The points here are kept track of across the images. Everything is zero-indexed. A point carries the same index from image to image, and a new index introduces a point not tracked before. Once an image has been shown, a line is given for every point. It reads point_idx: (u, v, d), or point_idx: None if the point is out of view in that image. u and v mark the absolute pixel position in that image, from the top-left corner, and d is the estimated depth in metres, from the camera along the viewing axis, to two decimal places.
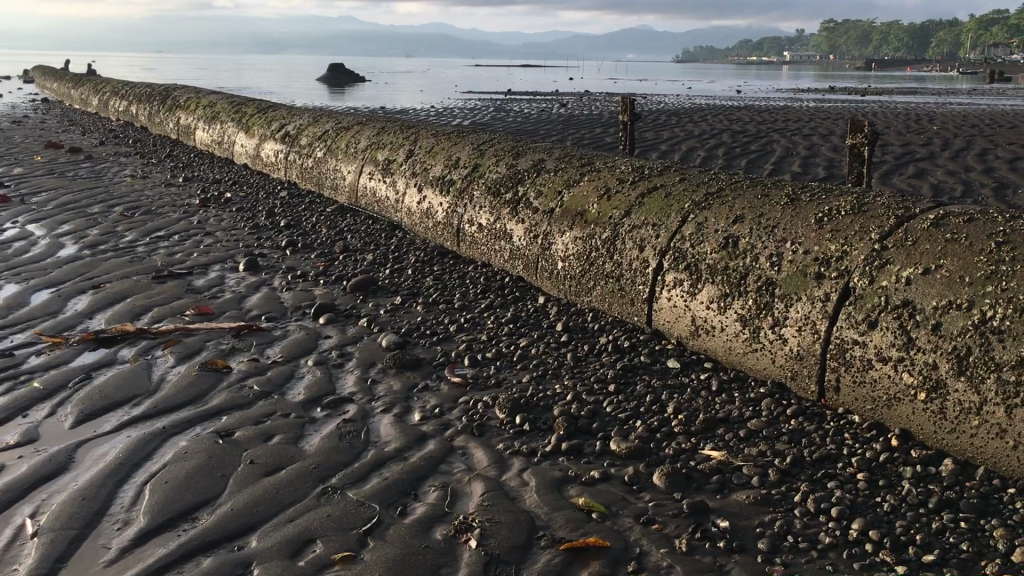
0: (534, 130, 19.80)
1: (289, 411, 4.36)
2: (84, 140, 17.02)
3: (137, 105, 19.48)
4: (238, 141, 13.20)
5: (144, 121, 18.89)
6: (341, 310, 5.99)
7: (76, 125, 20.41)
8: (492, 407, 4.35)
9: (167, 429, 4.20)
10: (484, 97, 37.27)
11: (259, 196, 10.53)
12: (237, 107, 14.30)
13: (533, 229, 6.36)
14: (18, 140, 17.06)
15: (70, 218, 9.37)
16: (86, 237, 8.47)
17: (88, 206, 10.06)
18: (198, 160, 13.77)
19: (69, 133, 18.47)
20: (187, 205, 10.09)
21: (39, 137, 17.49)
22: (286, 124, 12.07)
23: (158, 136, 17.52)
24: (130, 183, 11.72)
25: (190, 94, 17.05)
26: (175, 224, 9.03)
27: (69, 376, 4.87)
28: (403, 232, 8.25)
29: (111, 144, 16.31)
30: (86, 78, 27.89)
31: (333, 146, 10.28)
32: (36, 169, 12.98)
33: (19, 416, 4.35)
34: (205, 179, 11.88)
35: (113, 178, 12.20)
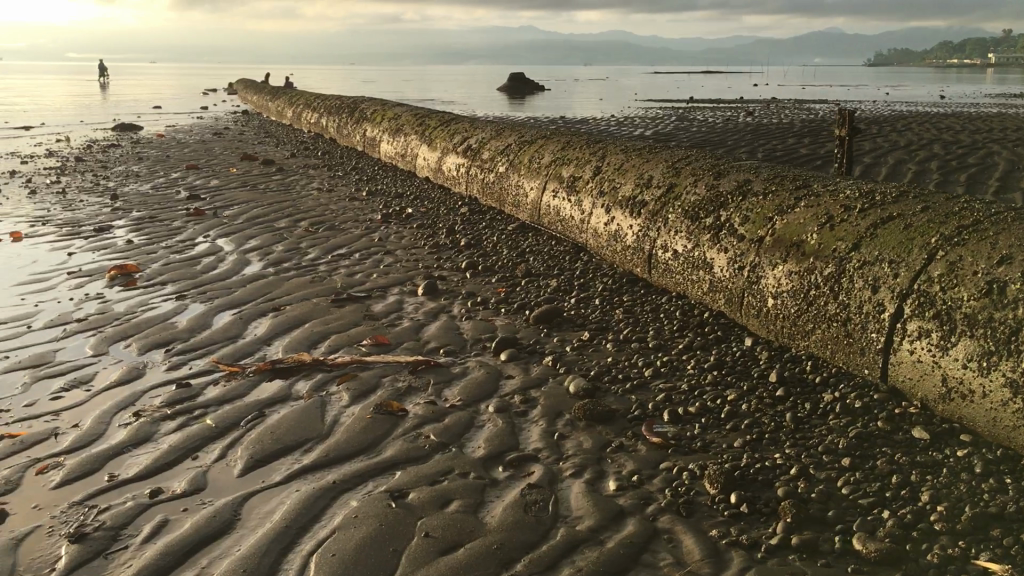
0: (722, 141, 18.85)
1: (469, 471, 3.87)
2: (277, 151, 17.49)
3: (326, 117, 19.93)
4: (421, 154, 13.07)
5: (332, 132, 19.25)
6: (524, 345, 5.49)
7: (270, 136, 21.11)
8: (700, 479, 3.70)
9: (337, 484, 3.79)
10: (666, 104, 36.34)
11: (440, 212, 10.26)
12: (421, 119, 14.20)
13: (738, 259, 5.65)
14: (217, 151, 17.72)
15: (257, 233, 9.37)
16: (270, 253, 8.40)
17: (275, 220, 10.08)
18: (381, 172, 13.75)
19: (263, 144, 19.08)
20: (369, 220, 9.94)
21: (236, 149, 18.12)
22: (468, 137, 11.79)
23: (346, 146, 17.79)
24: (316, 197, 11.76)
25: (376, 106, 17.18)
26: (357, 241, 8.85)
27: (242, 412, 4.58)
28: (588, 255, 7.70)
29: (302, 155, 16.64)
30: (281, 91, 29.03)
31: (515, 161, 9.87)
32: (231, 182, 13.31)
33: (189, 458, 4.06)
34: (387, 193, 11.78)
35: (300, 191, 12.30)
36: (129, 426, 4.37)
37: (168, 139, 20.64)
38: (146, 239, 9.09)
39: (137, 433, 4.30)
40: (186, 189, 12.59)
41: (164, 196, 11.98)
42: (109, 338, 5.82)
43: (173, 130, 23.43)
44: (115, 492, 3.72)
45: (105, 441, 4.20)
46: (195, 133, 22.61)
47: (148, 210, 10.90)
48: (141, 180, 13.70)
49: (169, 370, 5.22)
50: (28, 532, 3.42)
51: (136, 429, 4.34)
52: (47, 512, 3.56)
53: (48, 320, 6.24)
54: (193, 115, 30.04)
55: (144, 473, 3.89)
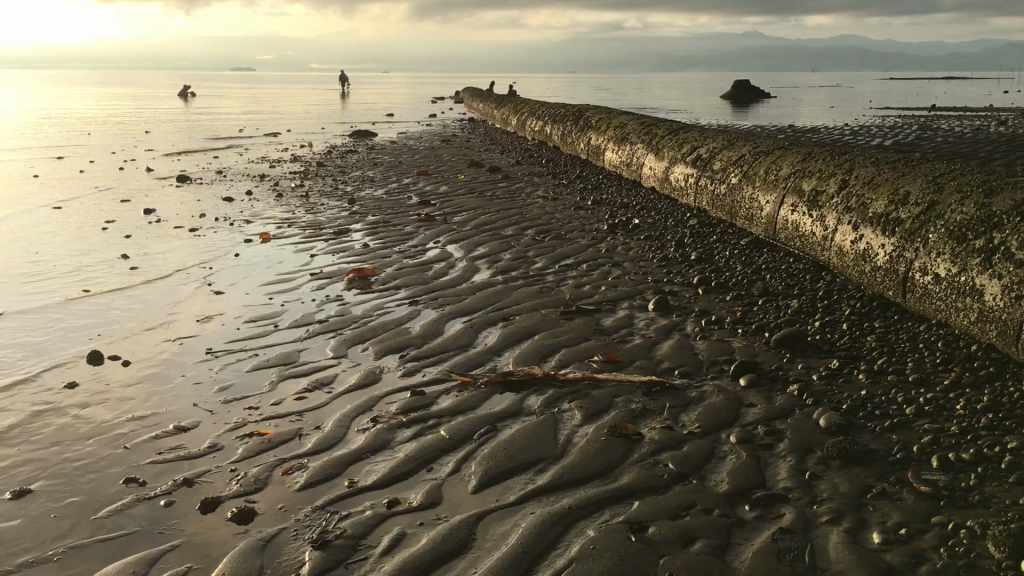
0: (974, 152, 17.34)
1: (713, 507, 3.61)
2: (503, 159, 17.79)
3: (551, 124, 20.09)
4: (648, 163, 12.82)
5: (556, 140, 19.36)
6: (765, 370, 5.14)
7: (496, 144, 21.54)
8: (981, 541, 3.26)
9: (573, 510, 3.64)
10: (905, 112, 34.08)
11: (667, 223, 9.97)
12: (648, 127, 13.96)
13: (1016, 288, 5.02)
14: (446, 157, 18.26)
15: (485, 240, 9.48)
16: (499, 261, 8.44)
17: (502, 227, 10.17)
18: (606, 181, 13.62)
19: (490, 151, 19.48)
20: (596, 230, 9.82)
21: (464, 156, 18.58)
22: (698, 146, 11.43)
23: (569, 154, 17.83)
24: (541, 204, 11.80)
25: (601, 115, 17.10)
26: (584, 251, 8.74)
27: (475, 425, 4.53)
28: (831, 275, 7.19)
29: (526, 163, 16.82)
30: (507, 99, 29.65)
31: (750, 172, 9.43)
32: (459, 188, 13.63)
33: (425, 469, 4.04)
34: (613, 202, 11.63)
35: (526, 198, 12.39)
36: (368, 431, 4.43)
37: (401, 145, 21.53)
38: (381, 244, 9.40)
39: (375, 439, 4.35)
40: (417, 195, 13.00)
41: (397, 201, 12.42)
42: (348, 340, 5.99)
43: (405, 137, 24.46)
44: (355, 499, 3.75)
45: (346, 445, 4.27)
46: (424, 139, 23.47)
47: (383, 215, 11.31)
48: (375, 185, 14.30)
49: (405, 376, 5.29)
50: (275, 534, 3.50)
51: (374, 435, 4.39)
52: (293, 515, 3.63)
53: (293, 320, 6.52)
54: (423, 122, 31.25)
55: (382, 482, 3.90)
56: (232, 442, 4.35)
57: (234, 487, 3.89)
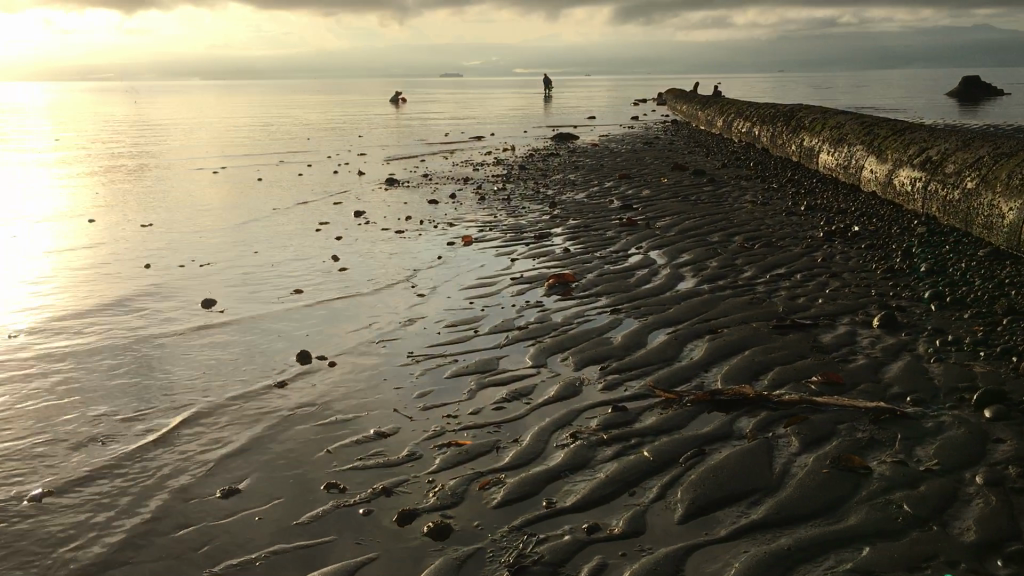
0: None
1: (958, 560, 3.15)
2: (708, 162, 17.22)
3: (760, 126, 19.28)
4: (868, 166, 11.96)
5: (765, 142, 18.56)
6: (1015, 401, 4.53)
7: (701, 146, 20.94)
8: None
9: (793, 551, 3.27)
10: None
11: (892, 231, 9.21)
12: (868, 127, 13.04)
13: None
14: (649, 160, 17.89)
15: (691, 246, 9.10)
16: (705, 269, 8.06)
17: (708, 233, 9.75)
18: (821, 185, 12.84)
19: (695, 154, 18.93)
20: (810, 237, 9.22)
21: (668, 158, 18.15)
22: (928, 147, 10.52)
23: (780, 157, 17.01)
24: (750, 210, 11.25)
25: (816, 115, 16.19)
26: (797, 260, 8.20)
27: (682, 445, 4.22)
28: None
29: (733, 166, 16.18)
30: (714, 100, 28.84)
31: (990, 176, 8.53)
32: (663, 192, 13.26)
33: (627, 492, 3.79)
34: (829, 208, 10.91)
35: (733, 203, 11.86)
36: (568, 447, 4.23)
37: (604, 148, 21.35)
38: (583, 249, 9.23)
39: (575, 457, 4.13)
40: (619, 199, 12.75)
41: (599, 205, 12.23)
42: (548, 349, 5.83)
43: (608, 139, 24.26)
44: (553, 521, 3.55)
45: (544, 462, 4.08)
46: (627, 141, 23.17)
47: (584, 219, 11.14)
48: (577, 188, 14.18)
49: (606, 389, 5.05)
50: (471, 553, 3.36)
51: (574, 452, 4.18)
52: (489, 534, 3.48)
53: (493, 326, 6.44)
54: (627, 125, 30.94)
55: (582, 503, 3.68)
56: (429, 451, 4.27)
57: (431, 499, 3.79)
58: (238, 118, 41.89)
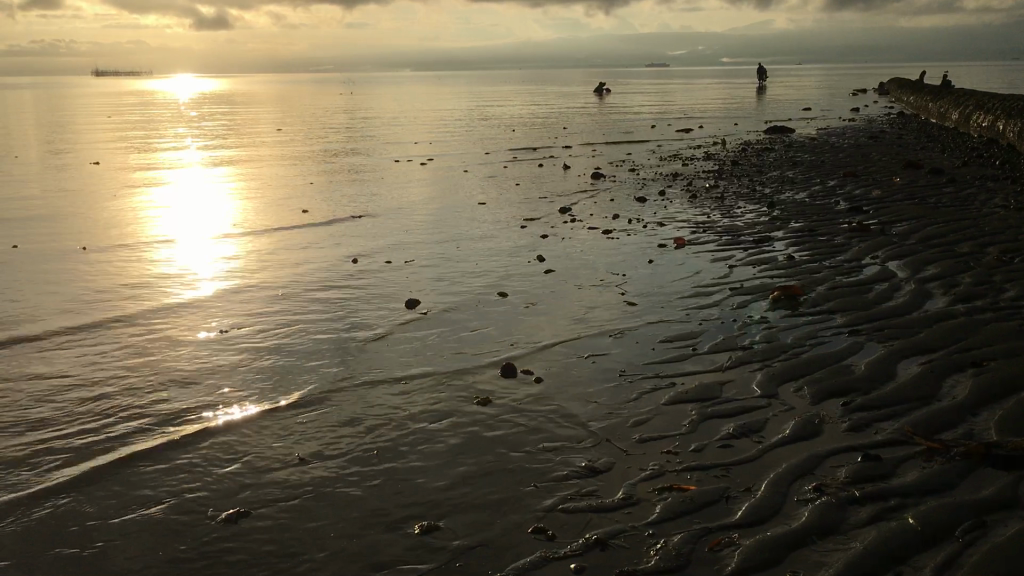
0: None
1: None
2: (945, 159, 15.66)
3: (1006, 119, 17.36)
4: None
5: (1013, 139, 16.69)
6: None
7: (935, 142, 19.15)
8: None
9: None
10: None
11: None
12: None
13: None
14: (876, 157, 16.50)
15: (935, 257, 8.07)
16: (956, 286, 7.07)
17: (954, 243, 8.66)
18: None
19: (928, 151, 17.29)
20: None
21: (898, 155, 16.66)
22: None
23: None
24: (1003, 216, 9.96)
25: None
26: None
27: (957, 513, 3.49)
28: None
29: (976, 165, 14.59)
30: (948, 91, 26.48)
31: None
32: (894, 193, 12.08)
33: (892, 570, 3.13)
34: None
35: (981, 208, 10.58)
36: (813, 505, 3.60)
37: (822, 143, 19.96)
38: (809, 256, 8.41)
39: (822, 517, 3.50)
40: (845, 200, 11.70)
41: (823, 207, 11.25)
42: (779, 376, 5.16)
43: (827, 133, 22.71)
44: None
45: (786, 522, 3.48)
46: (847, 136, 21.61)
47: (808, 222, 10.24)
48: (797, 187, 13.18)
49: (852, 431, 4.34)
50: None
51: (822, 511, 3.54)
52: None
53: (713, 344, 5.83)
54: (846, 118, 29.01)
55: None
56: (648, 496, 3.77)
57: (652, 558, 3.30)
58: (447, 109, 42.99)
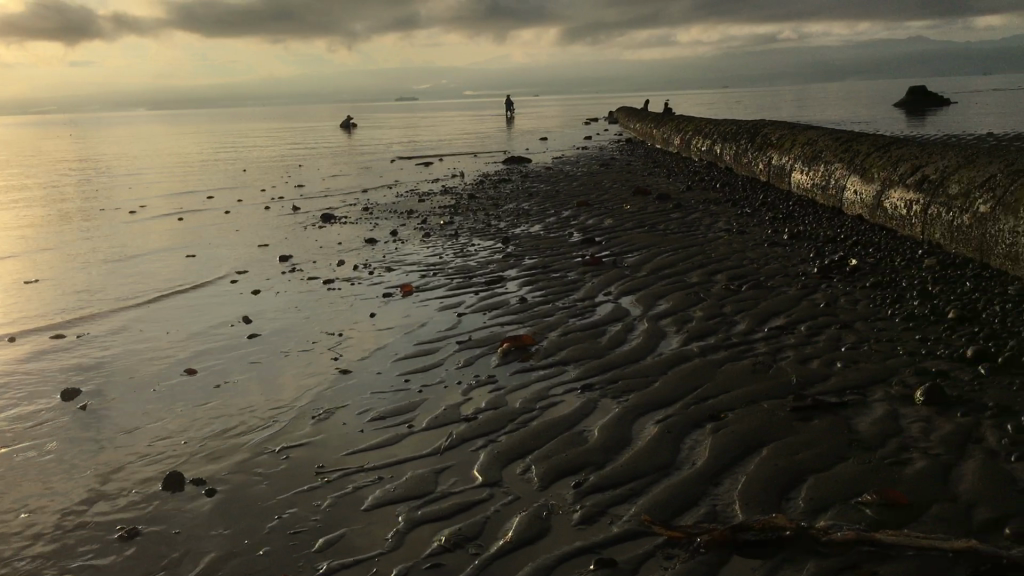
0: None
1: None
2: (672, 184, 16.03)
3: (723, 143, 18.20)
4: (853, 187, 10.83)
5: (730, 160, 17.49)
6: None
7: (660, 166, 19.78)
8: None
9: None
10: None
11: (896, 262, 7.98)
12: (847, 143, 11.96)
13: None
14: (608, 184, 16.67)
15: (668, 290, 7.78)
16: (688, 322, 6.72)
17: (685, 272, 8.46)
18: (799, 209, 11.67)
19: (655, 176, 17.72)
20: (802, 275, 7.95)
21: (627, 181, 16.92)
22: (922, 165, 9.32)
23: (748, 176, 15.91)
24: (727, 240, 10.02)
25: (785, 130, 15.14)
26: (796, 307, 6.90)
27: None
28: None
29: (699, 188, 15.02)
30: (667, 117, 27.91)
31: (1010, 195, 7.33)
32: (626, 221, 12.01)
33: None
34: (817, 236, 9.70)
35: (706, 233, 10.65)
36: None
37: (558, 171, 20.08)
38: (541, 296, 7.88)
39: None
40: (578, 231, 11.46)
41: (558, 239, 10.91)
42: (505, 454, 4.40)
43: (562, 162, 22.99)
44: None
45: None
46: (582, 163, 22.00)
47: (542, 257, 9.80)
48: (532, 219, 12.87)
49: (585, 522, 3.63)
50: None
51: None
52: None
53: (431, 417, 5.01)
54: (578, 146, 29.88)
55: None
56: None
57: None
58: (176, 152, 40.35)
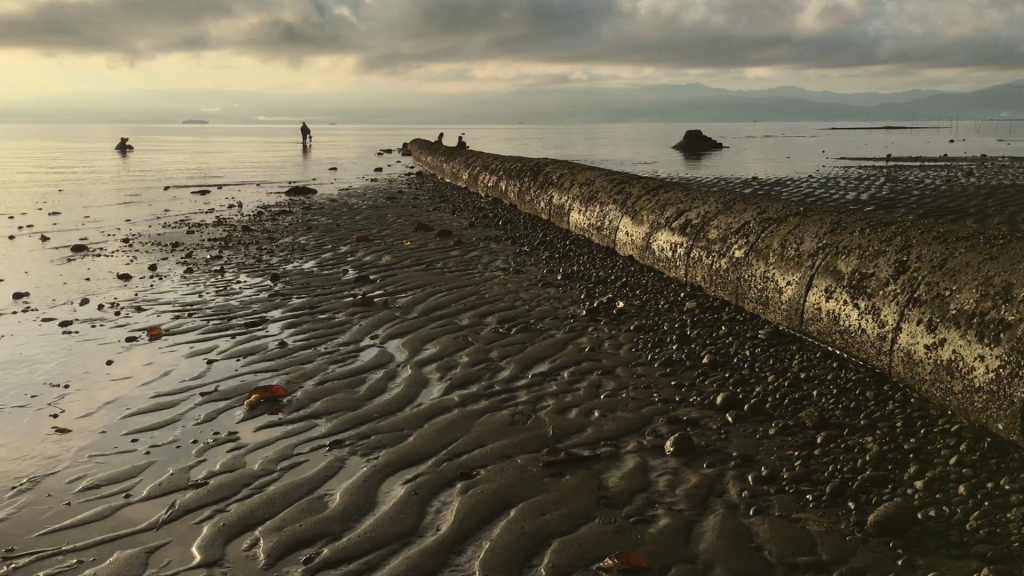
0: (963, 206, 15.98)
1: None
2: (455, 220, 15.99)
3: (507, 180, 18.40)
4: (624, 228, 11.11)
5: (513, 197, 17.70)
6: None
7: (447, 202, 19.75)
8: None
9: None
10: (855, 165, 33.47)
11: (659, 305, 8.16)
12: (620, 185, 12.30)
13: None
14: (391, 219, 16.41)
15: (436, 333, 7.57)
16: (452, 369, 6.51)
17: (456, 313, 8.30)
18: (574, 249, 11.86)
19: (440, 211, 17.65)
20: (570, 317, 7.97)
21: (411, 216, 16.73)
22: (686, 209, 9.65)
23: (530, 213, 16.12)
24: (502, 280, 9.98)
25: (564, 169, 15.45)
26: (562, 351, 6.86)
27: None
28: (893, 388, 5.39)
29: (482, 225, 15.04)
30: (456, 152, 28.07)
31: (761, 242, 7.66)
32: (405, 258, 11.77)
33: None
34: (588, 277, 9.82)
35: (482, 272, 10.57)
36: None
37: (343, 204, 19.63)
38: (304, 340, 7.45)
39: None
40: (354, 268, 11.09)
41: (331, 277, 10.49)
42: (231, 528, 3.97)
43: (349, 194, 22.54)
44: None
45: None
46: (369, 196, 21.64)
47: (311, 296, 9.36)
48: (307, 254, 12.38)
49: None
50: None
51: None
52: None
53: (155, 484, 4.49)
54: (368, 177, 29.51)
55: None
56: None
57: None
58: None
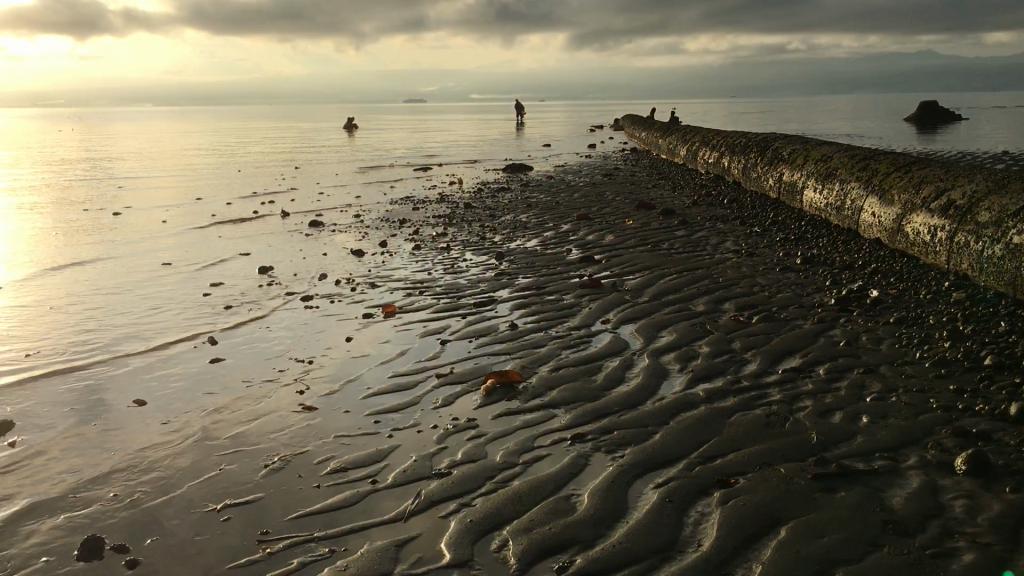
0: None
1: None
2: (677, 198, 15.43)
3: (731, 156, 17.59)
4: (870, 208, 10.21)
5: (737, 175, 16.90)
6: None
7: (666, 178, 19.18)
8: None
9: None
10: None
11: (919, 295, 7.36)
12: (864, 160, 11.34)
13: None
14: (610, 196, 16.07)
15: (671, 319, 7.17)
16: (692, 359, 6.09)
17: (690, 298, 7.85)
18: (811, 230, 11.06)
19: (660, 188, 17.12)
20: (817, 306, 7.33)
21: (631, 193, 16.32)
22: (947, 188, 8.69)
23: (757, 191, 15.31)
24: (735, 263, 9.41)
25: (797, 144, 14.51)
26: (813, 344, 6.27)
27: None
28: None
29: (706, 203, 14.42)
30: (674, 127, 27.32)
31: None
32: (629, 237, 11.41)
33: None
34: (832, 262, 9.07)
35: (712, 253, 10.03)
36: None
37: (561, 181, 19.49)
38: (534, 323, 7.26)
39: None
40: (578, 247, 10.86)
41: (555, 256, 10.30)
42: (479, 526, 3.78)
43: (565, 171, 22.39)
44: None
45: None
46: (585, 173, 21.40)
47: (537, 276, 9.18)
48: (529, 232, 12.27)
49: None
50: None
51: None
52: None
53: (399, 472, 4.38)
54: (583, 154, 29.29)
55: None
56: None
57: None
58: (174, 147, 39.73)
